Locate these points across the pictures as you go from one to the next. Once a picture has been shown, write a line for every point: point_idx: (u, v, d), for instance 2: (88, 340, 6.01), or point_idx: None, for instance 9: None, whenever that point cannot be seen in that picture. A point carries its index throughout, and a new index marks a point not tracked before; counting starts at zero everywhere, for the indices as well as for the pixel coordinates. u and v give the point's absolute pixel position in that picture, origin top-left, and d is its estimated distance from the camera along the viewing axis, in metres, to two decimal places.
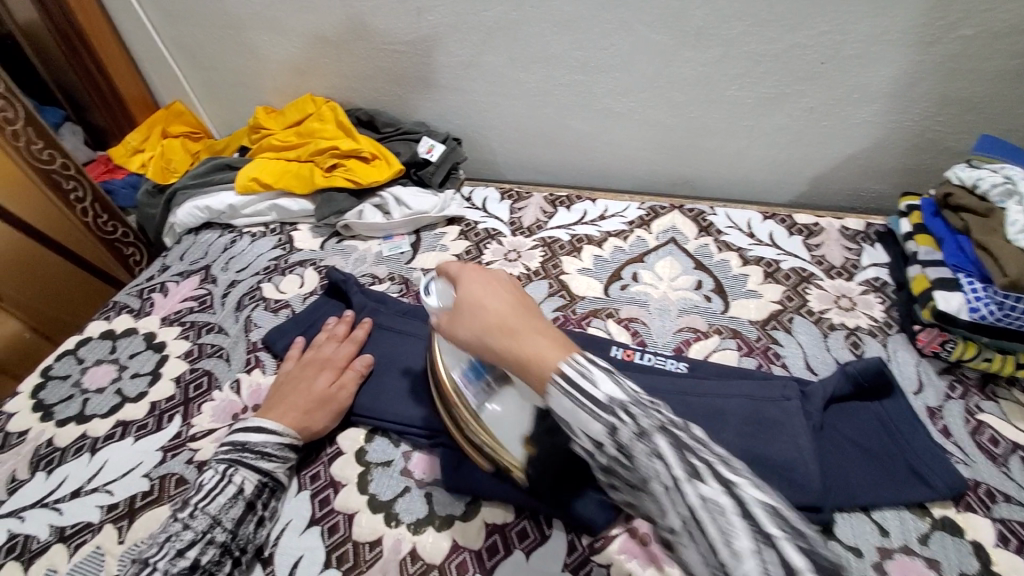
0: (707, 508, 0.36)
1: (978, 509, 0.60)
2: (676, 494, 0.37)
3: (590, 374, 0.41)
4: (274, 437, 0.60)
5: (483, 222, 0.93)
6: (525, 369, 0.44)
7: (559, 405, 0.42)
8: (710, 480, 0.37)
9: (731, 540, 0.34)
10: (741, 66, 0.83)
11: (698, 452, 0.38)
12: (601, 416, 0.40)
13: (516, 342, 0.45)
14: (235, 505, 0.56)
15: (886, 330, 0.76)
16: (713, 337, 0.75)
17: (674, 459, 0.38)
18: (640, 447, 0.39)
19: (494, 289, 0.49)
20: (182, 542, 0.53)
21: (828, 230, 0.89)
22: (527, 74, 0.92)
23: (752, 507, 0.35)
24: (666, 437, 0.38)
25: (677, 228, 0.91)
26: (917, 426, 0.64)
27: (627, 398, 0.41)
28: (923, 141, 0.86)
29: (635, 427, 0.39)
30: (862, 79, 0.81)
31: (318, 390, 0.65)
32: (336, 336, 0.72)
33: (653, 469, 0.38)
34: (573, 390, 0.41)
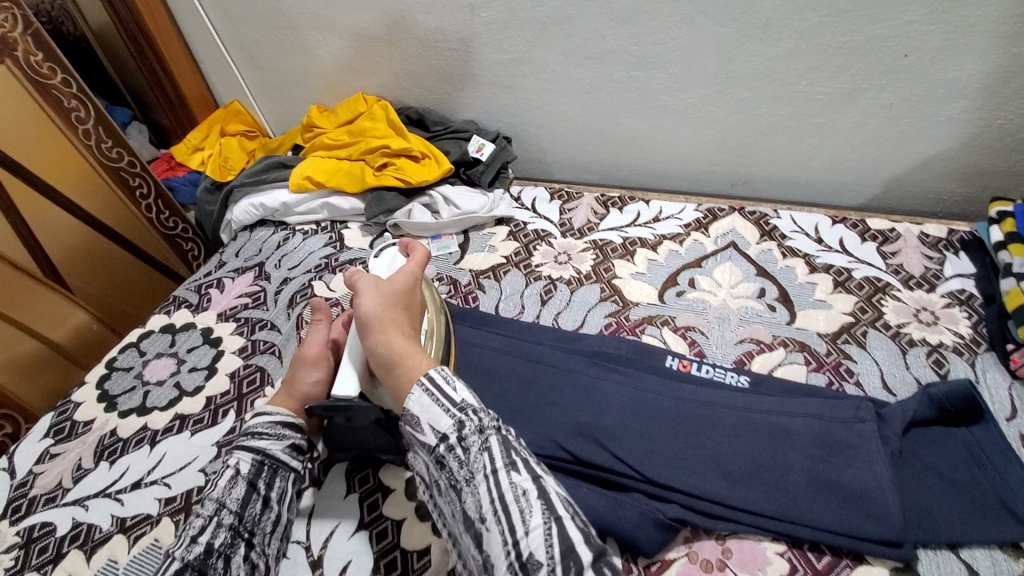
0: (515, 492, 0.46)
1: None
2: (493, 480, 0.47)
3: (451, 385, 0.52)
4: (264, 416, 0.60)
5: (532, 223, 0.91)
6: (399, 364, 0.54)
7: (417, 400, 0.51)
8: (523, 470, 0.47)
9: (528, 519, 0.45)
10: (813, 61, 0.78)
11: (520, 452, 0.49)
12: (452, 412, 0.50)
13: (402, 340, 0.56)
14: (239, 484, 0.54)
15: (974, 348, 0.69)
16: (779, 349, 0.71)
17: (499, 452, 0.48)
18: (476, 443, 0.49)
19: (407, 300, 0.61)
20: (194, 529, 0.51)
21: (906, 237, 0.82)
22: (580, 71, 0.89)
23: (550, 494, 0.47)
24: (498, 437, 0.49)
25: (737, 231, 0.86)
26: (1011, 458, 0.58)
27: (475, 405, 0.51)
28: (1021, 140, 0.78)
29: (477, 425, 0.49)
30: (950, 73, 0.74)
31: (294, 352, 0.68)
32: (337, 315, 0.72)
33: (481, 461, 0.48)
34: (435, 390, 0.51)
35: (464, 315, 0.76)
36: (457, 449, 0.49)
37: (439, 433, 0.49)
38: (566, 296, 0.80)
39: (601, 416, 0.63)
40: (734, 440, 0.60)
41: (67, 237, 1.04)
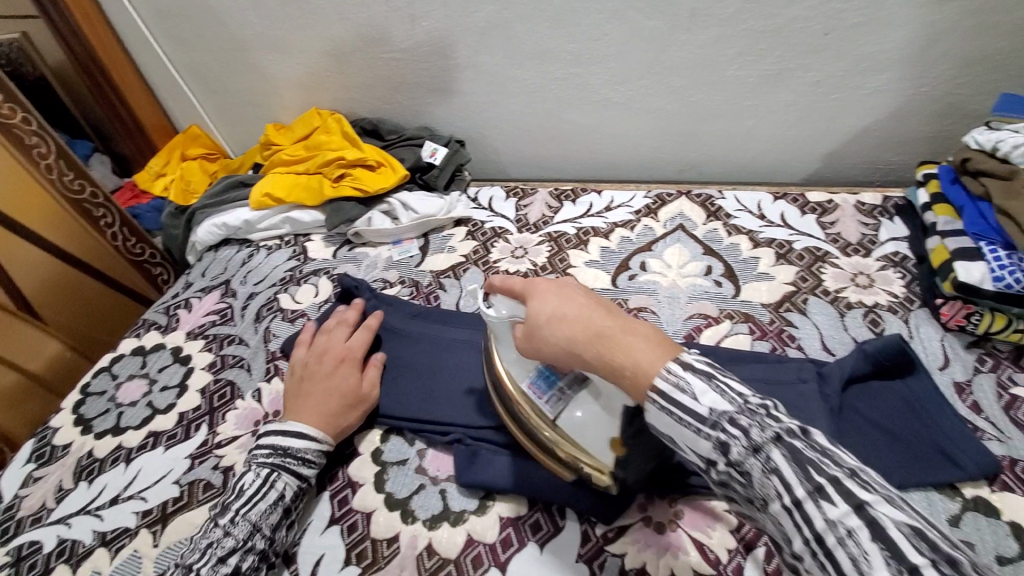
0: (835, 530, 0.34)
1: (1015, 488, 0.57)
2: (799, 515, 0.36)
3: (689, 388, 0.41)
4: (315, 444, 0.61)
5: (490, 221, 0.94)
6: (623, 368, 0.44)
7: (656, 418, 0.42)
8: (837, 499, 0.35)
9: (866, 570, 0.33)
10: (740, 45, 0.82)
11: (823, 466, 0.36)
12: (705, 433, 0.40)
13: (615, 340, 0.45)
14: (275, 511, 0.57)
15: (908, 306, 0.73)
16: (725, 322, 0.74)
17: (795, 477, 0.36)
18: (755, 465, 0.38)
19: (569, 298, 0.49)
20: (223, 549, 0.54)
21: (843, 206, 0.86)
22: (523, 71, 0.92)
23: (886, 526, 0.33)
24: (783, 449, 0.37)
25: (685, 214, 0.90)
26: (943, 404, 0.62)
27: (735, 406, 0.40)
28: (943, 106, 0.82)
29: (746, 443, 0.39)
30: (869, 47, 0.78)
31: (350, 389, 0.65)
32: (344, 328, 0.73)
33: (772, 488, 0.37)
34: (672, 406, 0.41)
35: (427, 313, 0.79)
36: (734, 472, 0.40)
37: (704, 457, 0.41)
38: None
39: None
40: None
41: (38, 270, 1.06)
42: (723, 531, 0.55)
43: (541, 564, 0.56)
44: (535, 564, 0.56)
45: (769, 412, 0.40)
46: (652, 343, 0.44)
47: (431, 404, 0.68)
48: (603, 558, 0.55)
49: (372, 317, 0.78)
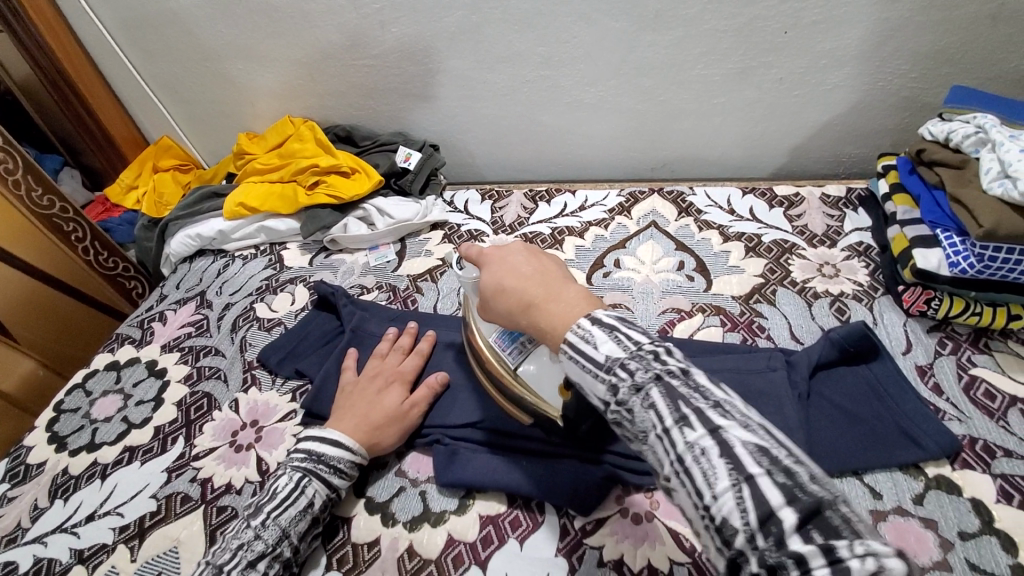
0: (692, 452, 0.36)
1: (976, 465, 0.59)
2: (667, 442, 0.37)
3: (592, 338, 0.42)
4: (348, 454, 0.60)
5: (466, 224, 0.95)
6: (544, 327, 0.47)
7: (569, 366, 0.44)
8: (698, 425, 0.37)
9: (715, 483, 0.35)
10: (704, 45, 0.83)
11: (692, 399, 0.38)
12: (602, 376, 0.41)
13: (542, 303, 0.48)
14: (304, 518, 0.57)
15: (872, 294, 0.75)
16: (698, 315, 0.76)
17: (666, 407, 0.38)
18: (636, 400, 0.39)
19: (514, 268, 0.52)
20: (252, 552, 0.53)
21: (809, 199, 0.88)
22: (494, 75, 0.93)
23: (736, 448, 0.35)
24: (660, 387, 0.39)
25: (657, 211, 0.91)
26: (905, 387, 0.64)
27: (628, 353, 0.41)
28: (901, 99, 0.85)
29: (631, 384, 0.40)
30: (827, 44, 0.81)
31: (390, 407, 0.64)
32: (401, 349, 0.72)
33: (648, 420, 0.39)
34: (577, 355, 0.42)
35: (405, 317, 0.80)
36: (620, 410, 0.41)
37: (601, 400, 0.42)
38: None
39: None
40: None
41: (10, 287, 1.04)
42: None
43: (521, 560, 0.56)
44: (515, 560, 0.56)
45: (658, 355, 0.40)
46: (571, 305, 0.46)
47: None
48: (582, 551, 0.56)
49: (349, 323, 0.78)
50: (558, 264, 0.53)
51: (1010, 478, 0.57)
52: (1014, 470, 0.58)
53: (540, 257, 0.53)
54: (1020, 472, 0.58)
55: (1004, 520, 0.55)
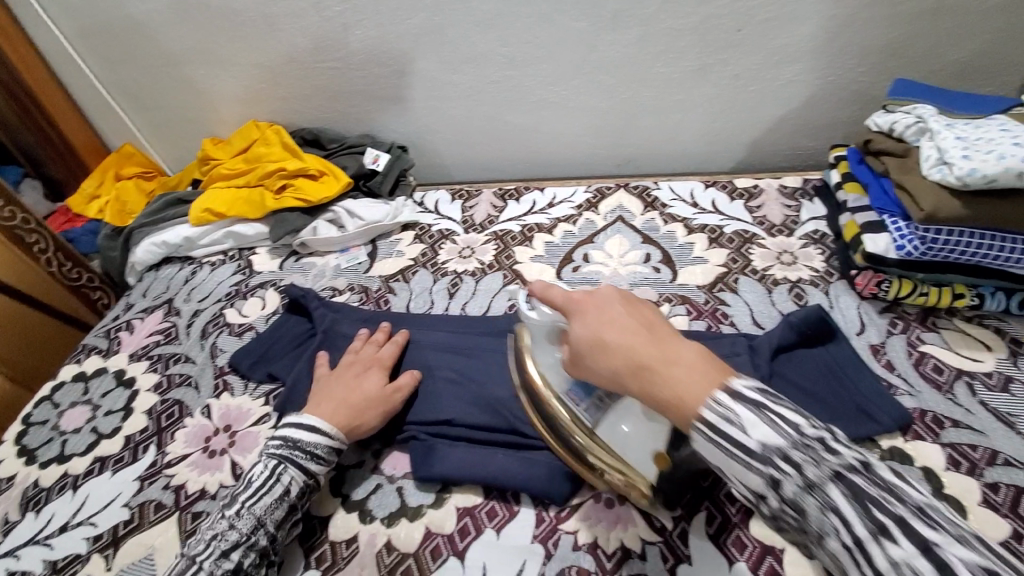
0: (899, 570, 0.34)
1: (927, 436, 0.62)
2: (861, 554, 0.35)
3: (738, 420, 0.40)
4: (325, 439, 0.61)
5: (436, 224, 0.95)
6: (665, 399, 0.43)
7: (709, 450, 0.41)
8: (901, 539, 0.34)
9: None
10: (663, 44, 0.86)
11: (884, 503, 0.36)
12: (757, 467, 0.39)
13: (661, 369, 0.44)
14: (280, 506, 0.57)
15: (828, 279, 0.78)
16: (664, 305, 0.78)
17: (856, 515, 0.36)
18: (813, 502, 0.38)
19: (614, 322, 0.48)
20: (227, 542, 0.54)
21: (767, 190, 0.92)
22: (459, 75, 0.94)
23: (954, 566, 0.32)
24: (841, 486, 0.37)
25: (623, 206, 0.94)
26: (860, 365, 0.67)
27: (787, 441, 0.39)
28: (850, 93, 0.89)
29: (801, 480, 0.38)
30: (778, 42, 0.84)
31: (372, 394, 0.65)
32: (381, 337, 0.73)
33: (831, 526, 0.37)
34: (718, 437, 0.40)
35: (378, 317, 0.81)
36: (784, 507, 0.39)
37: (755, 492, 0.40)
38: (472, 287, 0.85)
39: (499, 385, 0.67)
40: None
41: None
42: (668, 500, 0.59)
43: (498, 548, 0.57)
44: (492, 549, 0.57)
45: (826, 445, 0.39)
46: (695, 374, 0.43)
47: None
48: (557, 537, 0.58)
49: (321, 326, 0.78)
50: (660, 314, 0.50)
51: (958, 446, 0.61)
52: (961, 439, 0.61)
53: (636, 304, 0.50)
54: (967, 440, 0.61)
55: (952, 486, 0.58)
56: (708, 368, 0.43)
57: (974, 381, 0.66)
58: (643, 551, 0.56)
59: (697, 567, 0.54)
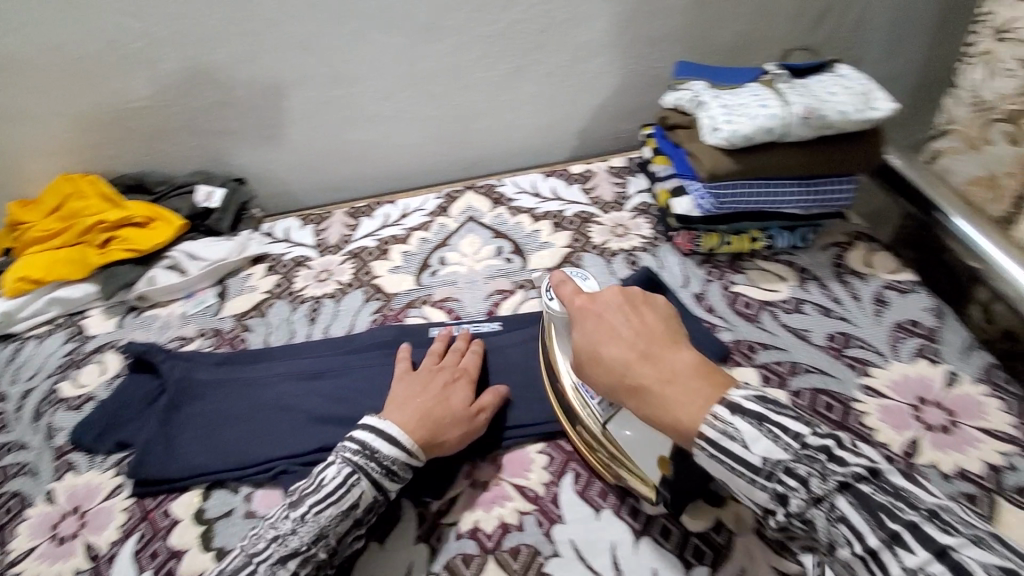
0: None
1: (744, 361, 0.72)
2: (876, 563, 0.40)
3: (738, 436, 0.45)
4: (404, 453, 0.58)
5: (289, 252, 0.93)
6: (662, 417, 0.48)
7: (709, 465, 0.46)
8: (914, 547, 0.39)
9: None
10: (479, 50, 0.92)
11: (896, 512, 0.41)
12: (762, 485, 0.45)
13: (659, 390, 0.49)
14: (345, 517, 0.55)
15: (656, 244, 0.88)
16: (518, 292, 0.84)
17: (867, 525, 0.41)
18: (822, 515, 0.43)
19: (614, 338, 0.53)
20: (285, 549, 0.53)
21: (598, 172, 1.00)
22: (287, 100, 0.94)
23: (967, 565, 0.37)
24: (848, 496, 0.42)
25: (473, 206, 0.98)
26: (685, 312, 0.76)
27: (790, 454, 0.44)
28: (650, 78, 1.00)
29: (809, 495, 0.43)
30: (579, 39, 0.93)
31: (457, 408, 0.63)
32: (463, 343, 0.72)
33: (842, 536, 0.42)
34: (720, 453, 0.45)
35: (236, 358, 0.78)
36: (796, 522, 0.44)
37: (763, 507, 0.45)
38: (332, 308, 0.84)
39: (361, 403, 0.70)
40: (495, 372, 0.72)
41: None
42: (537, 470, 0.65)
43: (383, 557, 0.59)
44: (378, 559, 0.59)
45: (836, 461, 0.44)
46: (696, 394, 0.47)
47: (253, 445, 0.68)
48: (439, 531, 0.61)
49: (171, 378, 0.74)
50: (662, 323, 0.54)
51: (768, 365, 0.71)
52: (770, 358, 0.72)
53: (640, 316, 0.54)
54: (775, 358, 0.72)
55: None
56: (709, 388, 0.48)
57: (775, 309, 0.77)
58: (520, 523, 0.61)
59: (570, 525, 0.60)
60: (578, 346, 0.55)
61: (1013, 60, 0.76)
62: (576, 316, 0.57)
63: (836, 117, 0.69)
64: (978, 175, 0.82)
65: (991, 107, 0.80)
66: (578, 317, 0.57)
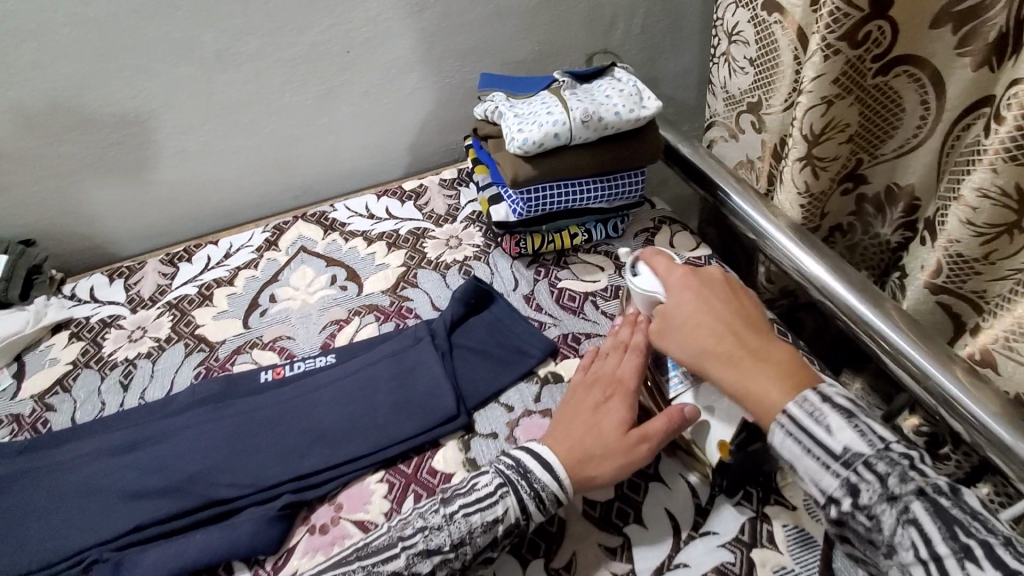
0: None
1: (570, 353, 0.76)
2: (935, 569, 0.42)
3: (823, 421, 0.48)
4: (551, 482, 0.58)
5: (95, 314, 0.85)
6: (749, 395, 0.53)
7: (781, 440, 0.50)
8: (983, 565, 0.41)
9: None
10: (281, 75, 0.89)
11: (971, 530, 0.42)
12: (836, 472, 0.47)
13: (753, 371, 0.53)
14: (489, 529, 0.56)
15: (488, 251, 0.90)
16: (354, 319, 0.82)
17: (935, 531, 0.43)
18: (889, 515, 0.44)
19: (713, 317, 0.58)
20: (419, 546, 0.54)
21: (430, 186, 1.01)
22: (68, 146, 0.85)
23: None
24: (925, 503, 0.44)
25: (305, 236, 0.94)
26: (515, 314, 0.79)
27: (872, 450, 0.46)
28: (468, 89, 1.02)
29: (884, 492, 0.45)
30: (387, 56, 0.93)
31: (601, 434, 0.60)
32: (621, 343, 0.68)
33: (907, 537, 0.43)
34: (801, 431, 0.49)
35: (33, 445, 0.69)
36: (856, 513, 0.46)
37: (825, 492, 0.47)
38: (148, 369, 0.78)
39: (182, 467, 0.65)
40: (330, 406, 0.71)
41: None
42: (377, 500, 0.64)
43: None
44: None
45: (919, 470, 0.45)
46: (783, 378, 0.52)
47: (56, 540, 0.61)
48: None
49: None
50: (761, 316, 0.60)
51: None
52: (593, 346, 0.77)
53: (740, 304, 0.60)
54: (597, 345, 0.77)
55: None
56: (798, 376, 0.52)
57: (596, 298, 0.82)
58: None
59: None
60: (666, 312, 0.61)
61: (745, 58, 0.81)
62: (673, 281, 0.63)
63: (612, 118, 0.75)
64: (742, 158, 0.92)
65: (738, 101, 0.87)
66: (671, 288, 0.62)
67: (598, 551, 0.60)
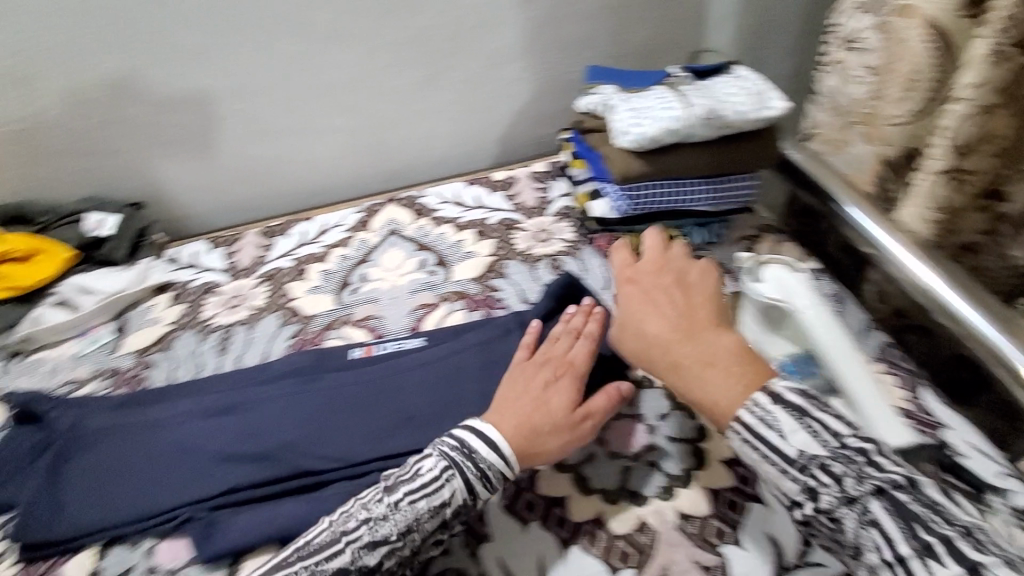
0: None
1: None
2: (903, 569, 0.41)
3: (778, 426, 0.47)
4: (495, 456, 0.56)
5: (194, 279, 0.88)
6: (701, 399, 0.52)
7: (744, 450, 0.48)
8: (949, 561, 0.40)
9: None
10: (388, 59, 0.90)
11: (932, 525, 0.41)
12: (796, 476, 0.45)
13: (708, 371, 0.52)
14: (437, 515, 0.53)
15: (579, 248, 0.88)
16: (443, 305, 0.82)
17: (895, 526, 0.42)
18: (852, 516, 0.43)
19: (663, 317, 0.58)
20: (369, 538, 0.52)
21: (520, 178, 1.00)
22: (185, 117, 0.89)
23: None
24: (883, 501, 0.43)
25: (396, 219, 0.95)
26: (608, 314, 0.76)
27: (829, 452, 0.45)
28: (566, 82, 1.01)
29: (843, 492, 0.43)
30: (491, 45, 0.93)
31: (549, 414, 0.60)
32: (575, 330, 0.68)
33: (871, 537, 0.42)
34: (758, 440, 0.47)
35: (135, 399, 0.72)
36: (819, 516, 0.44)
37: (790, 498, 0.46)
38: (244, 336, 0.80)
39: (274, 436, 0.66)
40: (419, 390, 0.69)
41: None
42: None
43: None
44: None
45: (875, 467, 0.44)
46: (734, 377, 0.51)
47: (155, 493, 0.63)
48: None
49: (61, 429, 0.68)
50: (714, 311, 0.58)
51: None
52: None
53: (693, 300, 0.59)
54: None
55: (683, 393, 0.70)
56: (745, 372, 0.51)
57: None
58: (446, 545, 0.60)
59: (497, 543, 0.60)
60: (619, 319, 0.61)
61: (862, 66, 0.76)
62: (623, 291, 0.63)
63: (734, 117, 0.72)
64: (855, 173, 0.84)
65: (847, 112, 0.81)
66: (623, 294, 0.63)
67: (693, 569, 0.57)
